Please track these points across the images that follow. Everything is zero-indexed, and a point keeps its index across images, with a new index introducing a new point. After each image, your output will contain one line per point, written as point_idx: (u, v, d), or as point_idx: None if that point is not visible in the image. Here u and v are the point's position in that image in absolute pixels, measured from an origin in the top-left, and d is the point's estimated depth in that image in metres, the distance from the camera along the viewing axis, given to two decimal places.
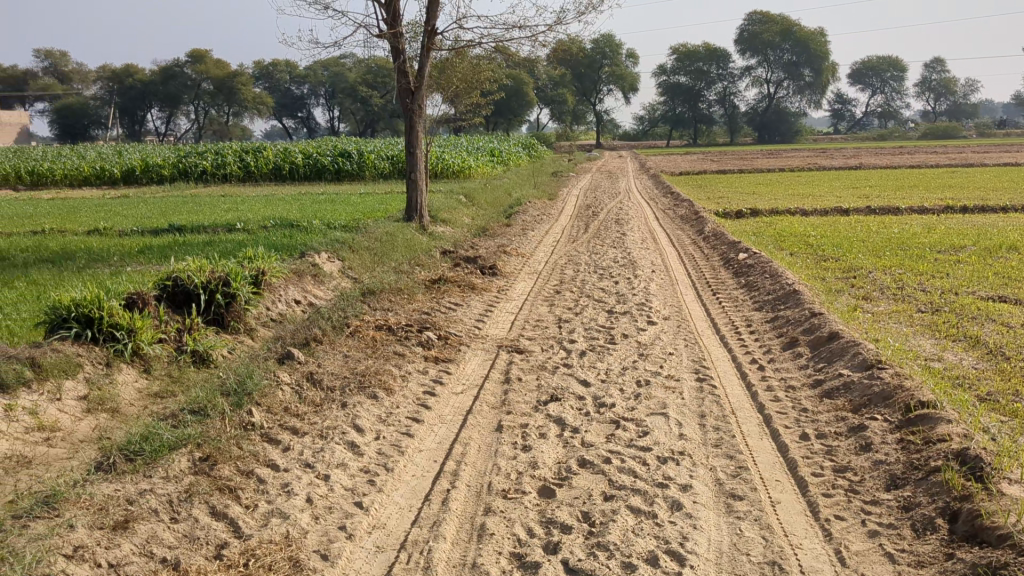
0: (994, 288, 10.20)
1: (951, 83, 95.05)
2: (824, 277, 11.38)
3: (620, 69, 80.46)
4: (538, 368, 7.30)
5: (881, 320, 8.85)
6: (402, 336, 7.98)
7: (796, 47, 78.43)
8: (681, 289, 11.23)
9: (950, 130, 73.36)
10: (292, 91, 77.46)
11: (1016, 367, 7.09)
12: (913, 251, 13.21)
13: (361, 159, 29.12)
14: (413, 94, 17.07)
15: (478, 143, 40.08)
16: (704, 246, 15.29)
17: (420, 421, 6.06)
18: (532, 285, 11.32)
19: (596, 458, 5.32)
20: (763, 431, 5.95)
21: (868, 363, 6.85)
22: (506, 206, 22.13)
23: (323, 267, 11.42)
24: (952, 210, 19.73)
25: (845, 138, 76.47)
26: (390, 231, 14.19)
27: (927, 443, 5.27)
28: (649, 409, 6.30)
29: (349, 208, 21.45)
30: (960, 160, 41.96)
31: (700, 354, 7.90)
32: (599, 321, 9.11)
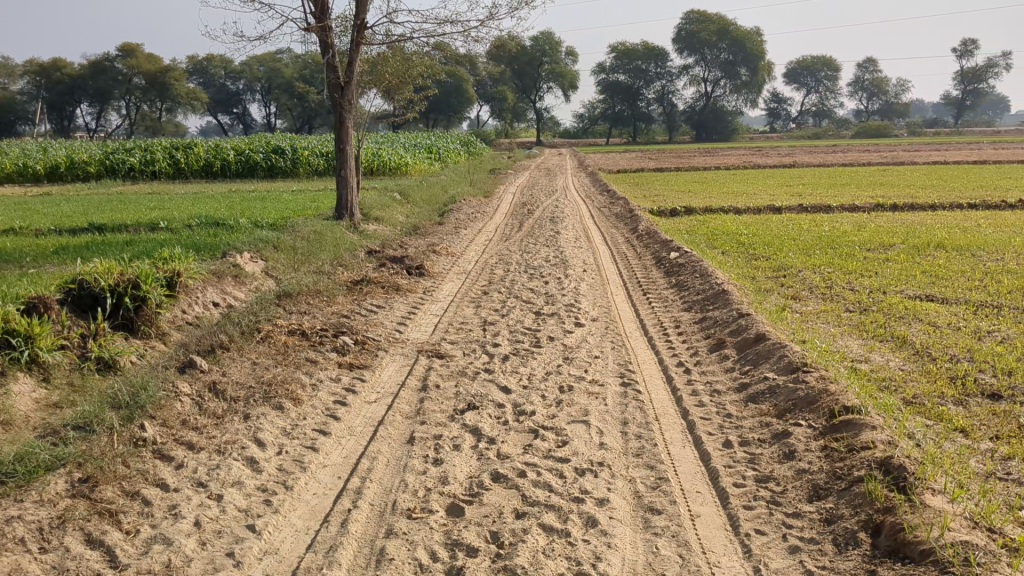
0: (921, 287, 10.19)
1: (882, 83, 97.05)
2: (754, 276, 11.29)
3: (560, 66, 79.75)
4: (458, 374, 7.00)
5: (809, 320, 8.76)
6: (316, 341, 7.62)
7: (733, 47, 79.15)
8: (612, 289, 11.02)
9: (881, 129, 74.83)
10: (228, 87, 75.88)
11: (942, 368, 7.01)
12: (843, 249, 13.22)
13: (295, 155, 28.57)
14: (343, 89, 16.59)
15: (416, 140, 39.60)
16: (638, 244, 15.14)
17: (327, 434, 5.73)
18: (459, 286, 11.02)
19: (511, 472, 5.04)
20: (686, 438, 5.73)
21: (793, 366, 6.70)
22: (441, 204, 21.77)
23: (244, 267, 10.96)
24: (882, 208, 19.91)
25: (781, 138, 77.49)
26: (317, 229, 13.75)
27: (850, 451, 5.10)
28: (570, 416, 6.05)
29: (280, 206, 20.89)
30: (891, 158, 42.64)
31: (626, 356, 7.69)
32: (525, 323, 8.84)
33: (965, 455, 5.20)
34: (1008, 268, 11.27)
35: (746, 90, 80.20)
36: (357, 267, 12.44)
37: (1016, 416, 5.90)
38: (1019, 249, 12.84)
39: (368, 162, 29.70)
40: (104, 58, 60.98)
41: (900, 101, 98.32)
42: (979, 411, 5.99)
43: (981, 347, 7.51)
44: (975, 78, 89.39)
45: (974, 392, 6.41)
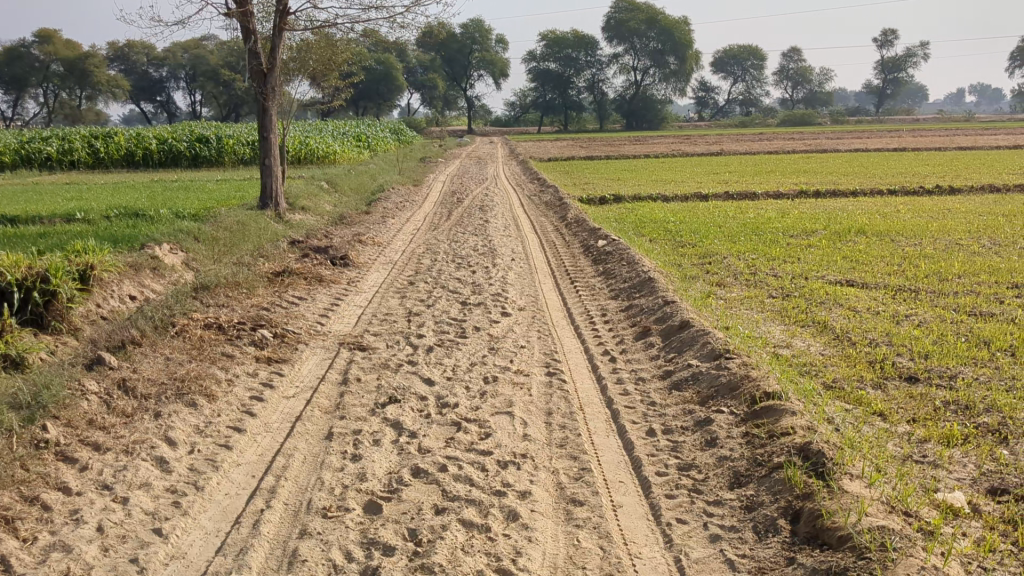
0: (842, 272, 10.35)
1: (806, 72, 98.90)
2: (680, 263, 11.35)
3: (490, 54, 79.08)
4: (380, 366, 6.85)
5: (733, 306, 8.82)
6: (233, 336, 7.39)
7: (661, 36, 79.83)
8: (540, 278, 10.95)
9: (805, 117, 76.26)
10: (150, 74, 73.75)
11: (862, 352, 7.08)
12: (767, 236, 13.38)
13: (220, 144, 27.93)
14: (266, 76, 16.18)
15: (344, 128, 39.06)
16: (567, 232, 15.12)
17: (242, 432, 5.55)
18: (385, 276, 10.85)
19: (431, 467, 4.92)
20: (610, 427, 5.69)
21: (716, 353, 6.71)
22: (370, 193, 21.48)
23: (163, 259, 10.63)
24: (806, 194, 20.26)
25: (709, 126, 78.45)
26: (240, 219, 13.41)
27: (771, 437, 5.11)
28: (493, 408, 5.95)
29: (204, 196, 20.36)
30: (815, 145, 43.42)
31: (552, 346, 7.62)
32: (451, 313, 8.72)
33: (883, 439, 5.24)
34: (926, 253, 11.52)
35: (675, 79, 80.93)
36: (280, 257, 12.16)
37: (932, 398, 5.99)
38: (936, 234, 13.13)
39: (296, 150, 29.18)
40: (18, 44, 58.82)
41: (824, 89, 100.33)
42: (896, 395, 6.07)
43: (899, 331, 7.63)
44: (895, 67, 91.56)
45: (891, 375, 6.49)
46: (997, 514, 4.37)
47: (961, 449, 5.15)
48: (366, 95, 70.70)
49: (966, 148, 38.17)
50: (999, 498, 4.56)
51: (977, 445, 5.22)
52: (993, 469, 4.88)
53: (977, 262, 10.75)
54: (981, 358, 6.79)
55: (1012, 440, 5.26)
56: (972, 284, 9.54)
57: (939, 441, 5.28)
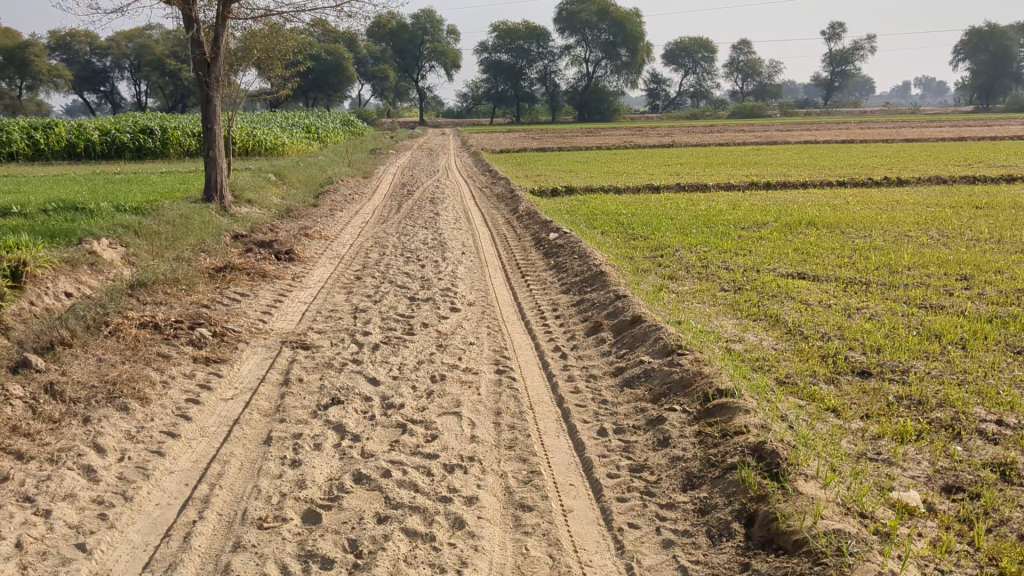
0: (793, 264, 10.33)
1: (756, 64, 99.87)
2: (632, 256, 11.26)
3: (441, 45, 78.65)
4: (323, 366, 6.62)
5: (684, 300, 8.73)
6: (170, 335, 7.11)
7: (613, 27, 79.98)
8: (490, 272, 10.77)
9: (755, 110, 76.89)
10: (93, 64, 72.02)
11: (815, 346, 7.01)
12: (718, 228, 13.34)
13: (165, 136, 27.25)
14: (209, 66, 15.77)
15: (294, 119, 38.51)
16: (518, 225, 14.96)
17: (176, 437, 5.29)
18: (332, 271, 10.60)
19: (374, 472, 4.72)
20: (560, 427, 5.53)
21: (668, 349, 6.59)
22: (319, 185, 21.13)
23: (102, 254, 10.26)
24: (757, 186, 20.33)
25: (661, 118, 78.84)
26: (182, 212, 13.04)
27: (724, 436, 4.99)
28: (441, 408, 5.76)
29: (147, 189, 19.84)
30: (764, 138, 43.68)
31: (502, 342, 7.44)
32: (399, 309, 8.51)
33: (837, 436, 5.15)
34: (875, 244, 11.55)
35: (626, 71, 81.11)
36: (224, 250, 11.83)
37: (885, 393, 5.93)
38: (885, 226, 13.20)
39: (244, 141, 28.61)
40: None
41: (774, 81, 101.21)
42: (850, 390, 5.99)
43: (850, 324, 7.58)
44: (843, 61, 92.61)
45: (845, 370, 6.42)
46: (952, 513, 4.29)
47: (915, 446, 5.08)
48: (315, 86, 69.86)
49: (913, 140, 38.68)
50: (954, 496, 4.48)
51: (930, 441, 5.15)
52: (947, 466, 4.81)
53: (926, 254, 10.80)
54: (932, 352, 6.76)
55: (965, 435, 5.20)
56: (921, 276, 9.56)
57: (893, 437, 5.21)
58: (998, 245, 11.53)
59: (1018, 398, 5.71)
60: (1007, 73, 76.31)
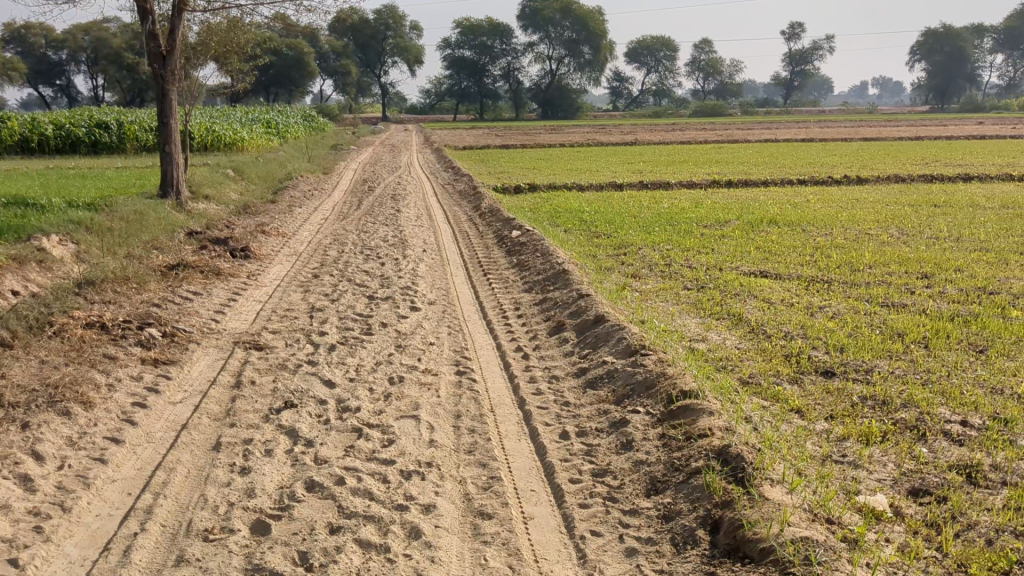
0: (755, 263, 10.27)
1: (718, 63, 100.49)
2: (595, 254, 11.14)
3: (403, 41, 78.18)
4: (277, 368, 6.41)
5: (647, 299, 8.63)
6: (118, 335, 6.85)
7: (576, 25, 79.99)
8: (452, 270, 10.59)
9: (716, 108, 77.35)
10: (49, 57, 70.69)
11: (779, 346, 6.93)
12: (681, 226, 13.29)
13: (122, 130, 26.66)
14: (165, 59, 15.41)
15: (254, 113, 37.99)
16: (480, 222, 14.79)
17: (120, 443, 5.06)
18: (289, 269, 10.36)
19: (327, 480, 4.54)
20: (521, 430, 5.38)
21: (631, 349, 6.47)
22: (278, 181, 20.81)
23: (50, 251, 9.93)
24: (719, 184, 20.33)
25: (624, 115, 79.01)
26: (136, 209, 12.71)
27: (688, 439, 4.87)
28: (398, 412, 5.59)
29: (101, 184, 19.37)
30: (726, 136, 43.87)
31: (463, 342, 7.27)
32: (357, 308, 8.31)
33: (802, 438, 5.06)
34: (837, 243, 11.54)
35: (589, 68, 81.21)
36: (179, 247, 11.52)
37: (850, 393, 5.85)
38: (846, 224, 13.23)
39: (202, 137, 28.13)
40: None
41: (735, 80, 101.94)
42: (814, 390, 5.92)
43: (814, 323, 7.52)
44: (803, 60, 93.39)
45: (809, 370, 6.35)
46: (919, 517, 4.21)
47: (881, 448, 5.00)
48: (276, 81, 69.10)
49: (872, 139, 39.11)
50: (921, 500, 4.40)
51: (896, 443, 5.08)
52: (913, 469, 4.73)
53: (887, 252, 10.81)
54: (896, 351, 6.71)
55: (931, 437, 5.14)
56: (883, 274, 9.54)
57: (859, 439, 5.13)
58: (957, 243, 11.58)
59: (982, 398, 5.66)
60: (962, 74, 77.38)
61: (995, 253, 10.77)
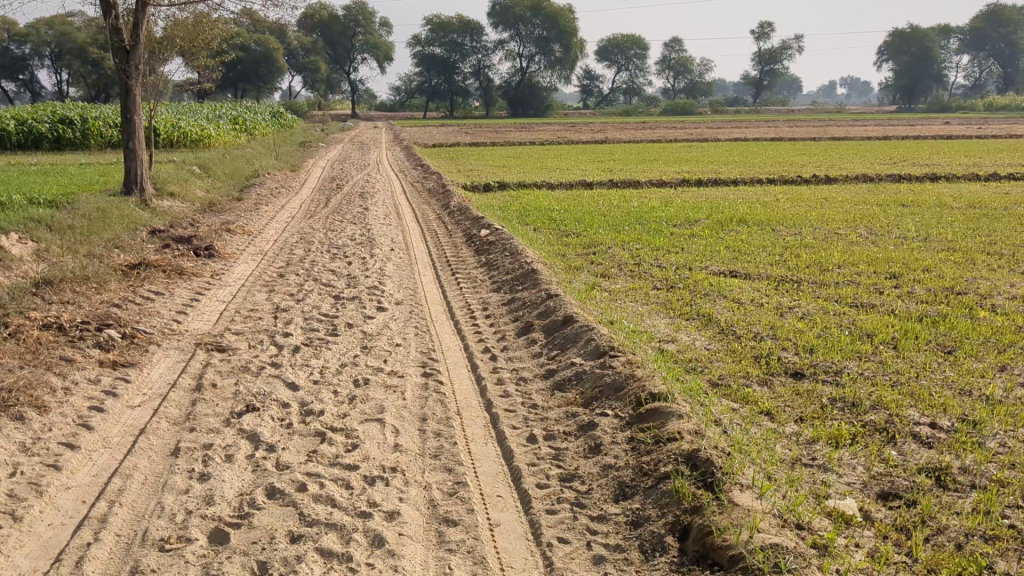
0: (725, 263, 10.25)
1: (687, 62, 100.95)
2: (565, 253, 11.08)
3: (373, 37, 77.79)
4: (239, 370, 6.28)
5: (617, 299, 8.57)
6: (76, 336, 6.66)
7: (546, 23, 80.00)
8: (420, 269, 10.48)
9: (686, 107, 77.69)
10: (12, 51, 69.45)
11: (748, 346, 6.90)
12: (651, 225, 13.26)
13: (86, 126, 26.25)
14: (129, 54, 15.16)
15: (221, 110, 37.58)
16: (449, 220, 14.68)
17: (75, 449, 4.90)
18: (254, 268, 10.21)
19: (289, 486, 4.43)
20: (488, 433, 5.30)
21: (600, 351, 6.41)
22: (245, 178, 20.55)
23: (8, 250, 9.68)
24: (688, 183, 20.36)
25: (594, 113, 79.14)
26: (98, 206, 12.46)
27: (657, 443, 4.81)
28: (362, 415, 5.48)
29: (64, 181, 19.02)
30: (695, 135, 44.03)
31: (430, 343, 7.17)
32: (323, 308, 8.18)
33: (771, 441, 5.02)
34: (806, 242, 11.56)
35: (559, 67, 81.25)
36: (141, 245, 11.30)
37: (819, 395, 5.82)
38: (815, 224, 13.27)
39: (169, 133, 27.75)
40: None
41: (705, 79, 102.44)
42: (783, 392, 5.89)
43: (783, 324, 7.50)
44: (772, 59, 94.00)
45: (778, 371, 6.31)
46: (889, 521, 4.18)
47: (850, 451, 4.97)
48: (244, 77, 68.43)
49: (839, 139, 39.47)
50: (891, 504, 4.37)
51: (865, 445, 5.05)
52: (882, 472, 4.70)
53: (855, 252, 10.84)
54: (864, 352, 6.70)
55: (900, 439, 5.12)
56: (852, 274, 9.55)
57: (828, 442, 5.09)
58: (924, 243, 11.65)
59: (950, 399, 5.65)
60: (928, 74, 78.18)
61: (962, 253, 10.84)
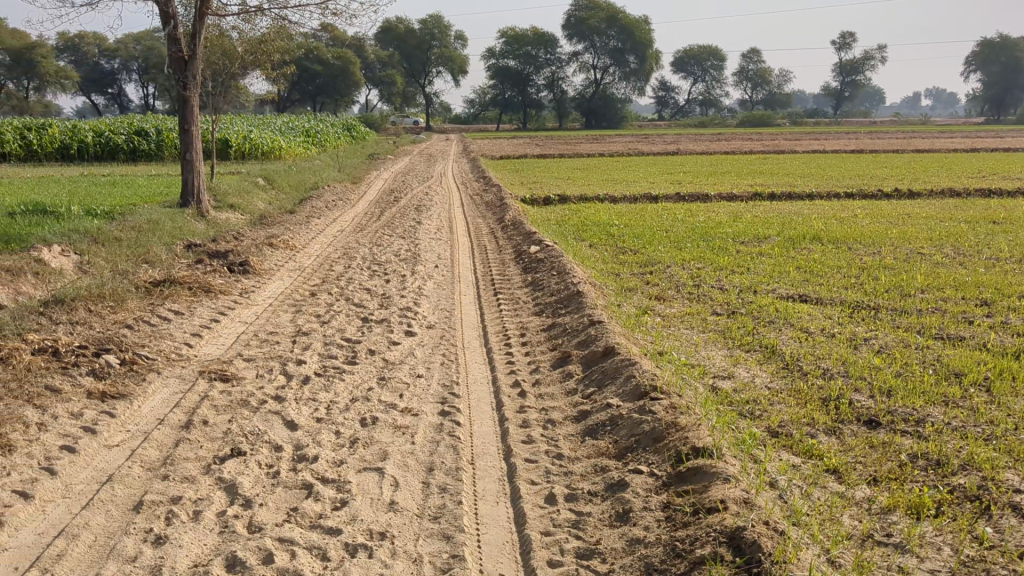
0: (795, 285, 9.34)
1: (766, 73, 98.68)
2: (619, 272, 10.30)
3: (449, 50, 77.62)
4: (237, 406, 5.65)
5: (670, 326, 7.76)
6: (69, 363, 6.11)
7: (621, 35, 79.05)
8: (461, 288, 9.78)
9: (763, 118, 75.78)
10: (102, 66, 70.98)
11: (815, 386, 6.02)
12: (715, 242, 12.35)
13: (161, 137, 26.14)
14: (188, 65, 14.62)
15: (293, 122, 37.63)
16: (501, 235, 14.00)
17: (28, 498, 4.25)
18: (287, 286, 9.64)
19: (254, 557, 3.75)
20: (502, 490, 4.55)
21: (640, 391, 5.64)
22: (306, 189, 20.17)
23: (50, 263, 9.28)
24: (760, 197, 19.31)
25: (669, 125, 77.64)
26: (149, 221, 12.01)
27: (696, 514, 4.03)
28: (361, 463, 4.79)
29: (128, 192, 18.76)
30: (772, 146, 42.76)
31: (455, 375, 6.45)
32: (346, 332, 7.52)
33: (838, 510, 4.18)
34: (885, 263, 10.55)
35: (635, 78, 80.05)
36: (180, 260, 10.83)
37: (897, 450, 4.93)
38: (896, 242, 12.22)
39: (240, 145, 27.62)
40: None
41: (783, 91, 100.06)
42: (854, 444, 5.02)
43: (857, 359, 6.59)
44: (852, 70, 91.66)
45: (849, 419, 5.42)
46: None
47: (934, 524, 4.09)
48: (323, 90, 68.57)
49: (924, 151, 37.69)
50: None
51: (953, 518, 4.16)
52: (975, 557, 3.80)
53: (940, 274, 9.82)
54: (952, 397, 5.75)
55: (997, 511, 4.21)
56: (937, 299, 8.60)
57: (906, 513, 4.21)
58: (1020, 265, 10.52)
59: None
60: (1017, 84, 74.92)
61: None
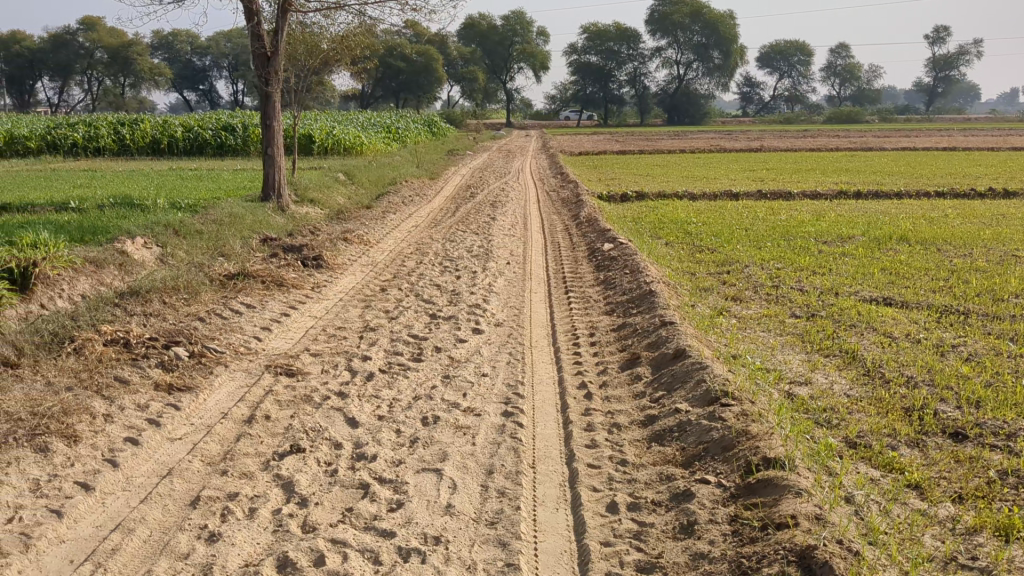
0: (879, 287, 8.95)
1: (855, 68, 96.06)
2: (695, 272, 10.04)
3: (530, 46, 77.55)
4: (300, 401, 5.62)
5: (745, 328, 7.49)
6: (139, 355, 6.17)
7: (706, 30, 77.92)
8: (532, 286, 9.66)
9: (850, 115, 73.79)
10: (194, 63, 72.89)
11: (898, 394, 5.71)
12: (796, 241, 11.96)
13: (247, 133, 26.73)
14: (270, 61, 14.80)
15: (375, 117, 38.02)
16: (576, 232, 13.82)
17: (89, 490, 4.26)
18: (359, 281, 9.64)
19: (305, 558, 3.68)
20: (562, 496, 4.41)
21: (710, 396, 5.43)
22: (384, 184, 20.29)
23: (131, 254, 9.44)
24: (846, 196, 18.71)
25: (753, 122, 76.18)
26: (228, 214, 12.18)
27: (765, 530, 3.83)
28: (420, 464, 4.70)
29: (214, 186, 19.16)
30: (859, 144, 41.53)
31: (520, 375, 6.32)
32: (413, 329, 7.46)
33: (918, 528, 3.92)
34: (977, 266, 10.05)
35: (719, 73, 78.76)
36: (257, 253, 10.94)
37: (985, 466, 4.62)
38: (989, 243, 11.65)
39: (322, 141, 28.00)
40: (64, 31, 56.64)
41: (873, 87, 97.25)
42: (939, 458, 4.72)
43: (943, 366, 6.24)
44: (947, 65, 88.59)
45: (933, 431, 5.12)
46: None
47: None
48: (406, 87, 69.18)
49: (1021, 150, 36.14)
50: None
51: None
52: None
53: None
54: None
55: None
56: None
57: (994, 535, 3.93)
58: None
59: None
60: None
61: None
